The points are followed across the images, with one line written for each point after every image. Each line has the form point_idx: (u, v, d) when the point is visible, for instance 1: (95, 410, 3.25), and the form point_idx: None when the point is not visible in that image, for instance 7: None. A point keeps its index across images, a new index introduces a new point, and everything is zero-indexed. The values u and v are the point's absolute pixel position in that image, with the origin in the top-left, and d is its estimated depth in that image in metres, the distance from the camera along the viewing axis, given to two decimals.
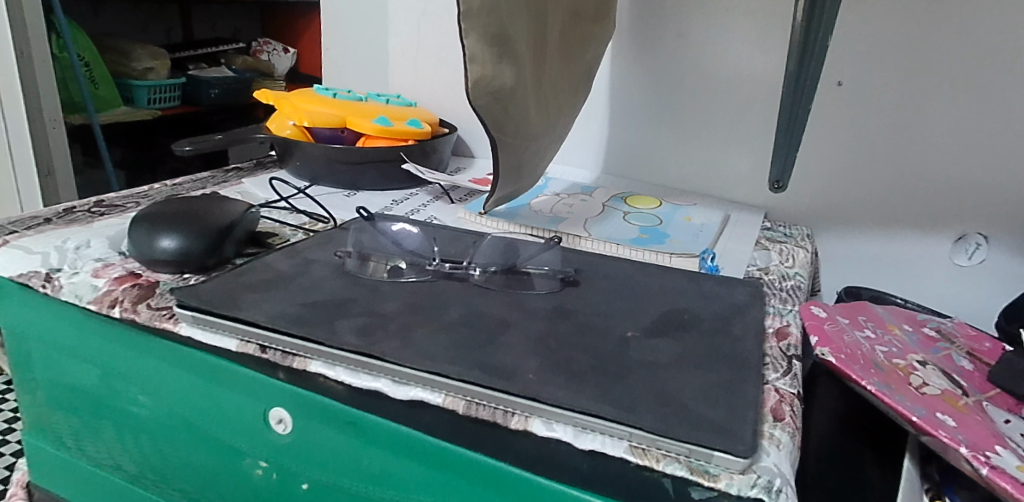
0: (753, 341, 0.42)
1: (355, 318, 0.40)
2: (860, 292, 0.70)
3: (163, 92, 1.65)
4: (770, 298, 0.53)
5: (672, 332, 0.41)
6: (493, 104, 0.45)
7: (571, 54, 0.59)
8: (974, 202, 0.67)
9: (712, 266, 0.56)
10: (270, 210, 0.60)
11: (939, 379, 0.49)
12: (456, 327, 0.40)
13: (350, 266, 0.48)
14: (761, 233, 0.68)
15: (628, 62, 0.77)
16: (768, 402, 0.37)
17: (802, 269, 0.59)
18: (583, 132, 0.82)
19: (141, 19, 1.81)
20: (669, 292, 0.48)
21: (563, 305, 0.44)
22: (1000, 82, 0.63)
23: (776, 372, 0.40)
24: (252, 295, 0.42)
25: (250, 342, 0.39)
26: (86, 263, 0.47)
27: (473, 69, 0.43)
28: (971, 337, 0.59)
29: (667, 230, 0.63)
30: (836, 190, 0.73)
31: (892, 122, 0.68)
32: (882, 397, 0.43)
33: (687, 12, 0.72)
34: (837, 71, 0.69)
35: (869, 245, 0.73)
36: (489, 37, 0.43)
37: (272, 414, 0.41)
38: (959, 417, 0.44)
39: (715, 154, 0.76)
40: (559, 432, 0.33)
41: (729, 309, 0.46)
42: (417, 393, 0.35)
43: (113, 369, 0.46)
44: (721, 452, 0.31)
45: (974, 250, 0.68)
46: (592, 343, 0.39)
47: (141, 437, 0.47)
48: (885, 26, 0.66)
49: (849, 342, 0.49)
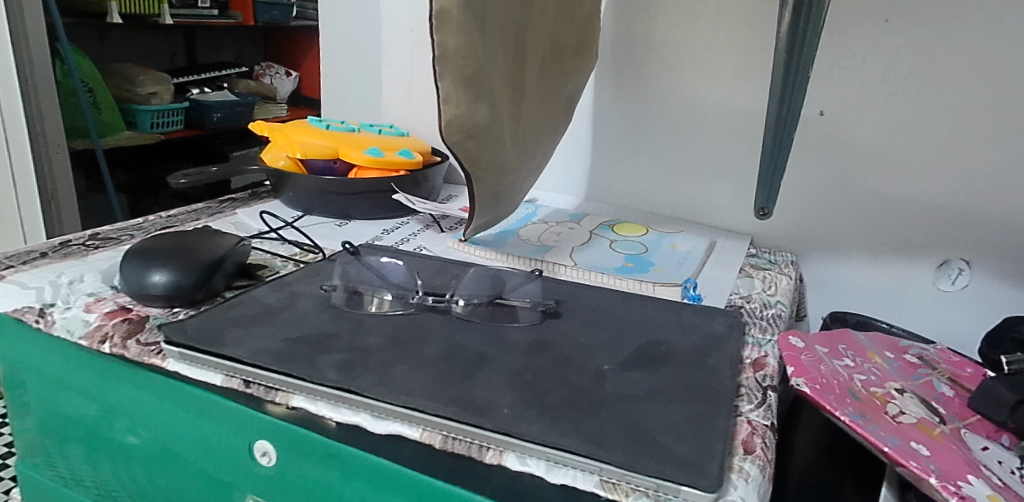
0: (728, 373, 0.42)
1: (336, 353, 0.41)
2: (846, 317, 0.72)
3: (166, 116, 1.67)
4: (750, 327, 0.54)
5: (648, 365, 0.42)
6: (467, 141, 0.47)
7: (550, 88, 0.60)
8: (954, 227, 0.69)
9: (694, 296, 0.57)
10: (261, 241, 0.62)
11: (915, 408, 0.50)
12: (436, 362, 0.41)
13: (335, 299, 0.49)
14: (745, 260, 0.69)
15: (613, 92, 0.79)
16: (740, 434, 0.38)
17: (784, 297, 0.60)
18: (568, 157, 0.83)
19: (146, 45, 1.84)
20: (648, 323, 0.49)
21: (544, 337, 0.45)
22: (975, 112, 0.65)
23: (750, 404, 0.41)
24: (237, 330, 0.43)
25: (234, 377, 0.40)
26: (78, 298, 0.48)
27: (447, 109, 0.44)
28: (953, 364, 0.61)
29: (651, 259, 0.64)
30: (820, 218, 0.74)
31: (873, 151, 0.70)
32: (855, 428, 0.43)
33: (670, 46, 0.74)
34: (818, 101, 0.71)
35: (855, 270, 0.74)
36: (463, 79, 0.44)
37: (257, 446, 0.42)
38: (933, 447, 0.45)
39: (701, 182, 0.78)
40: (532, 467, 0.34)
41: (707, 340, 0.47)
42: (395, 428, 0.37)
43: (105, 401, 0.47)
44: (688, 487, 0.31)
45: (957, 276, 0.69)
46: (568, 376, 0.40)
47: (132, 467, 0.48)
48: (864, 57, 0.68)
49: (827, 371, 0.49)
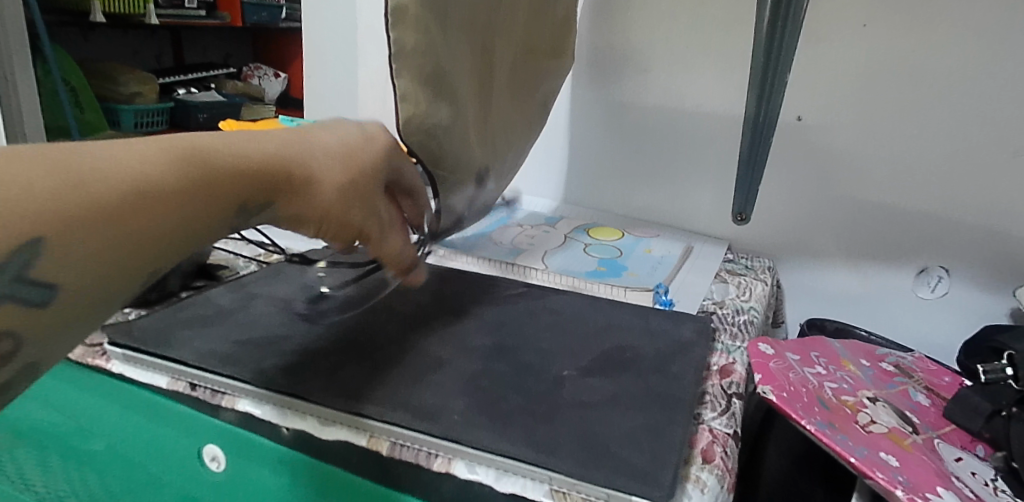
0: (691, 380, 0.41)
1: (285, 356, 0.40)
2: (824, 324, 0.71)
3: (150, 115, 1.64)
4: (720, 333, 0.53)
5: (609, 371, 0.41)
6: (428, 141, 0.45)
7: (521, 90, 0.59)
8: (932, 234, 0.68)
9: (665, 301, 0.56)
10: (225, 241, 0.60)
11: (887, 417, 0.49)
12: (389, 366, 0.39)
13: (292, 301, 0.47)
14: (722, 265, 0.69)
15: (591, 96, 0.78)
16: (699, 442, 0.37)
17: (757, 303, 0.59)
18: (546, 160, 0.82)
19: (131, 44, 1.82)
20: (614, 327, 0.47)
21: (504, 341, 0.44)
22: (954, 118, 0.64)
23: (714, 412, 0.41)
24: (186, 332, 0.42)
25: (181, 380, 0.40)
26: None
27: (405, 107, 0.43)
28: (929, 372, 0.60)
29: (624, 263, 0.63)
30: (798, 224, 0.74)
31: (852, 157, 0.69)
32: (821, 437, 0.42)
33: (648, 49, 0.73)
34: (796, 106, 0.70)
35: (833, 277, 0.74)
36: (423, 77, 0.43)
37: (206, 451, 0.40)
38: (903, 457, 0.44)
39: (680, 186, 0.77)
40: (481, 475, 0.33)
41: (673, 346, 0.46)
42: (343, 435, 0.36)
43: (52, 404, 0.45)
44: (638, 497, 0.30)
45: (936, 283, 0.69)
46: (525, 381, 0.39)
47: (80, 474, 0.46)
48: (842, 62, 0.67)
49: (796, 379, 0.48)
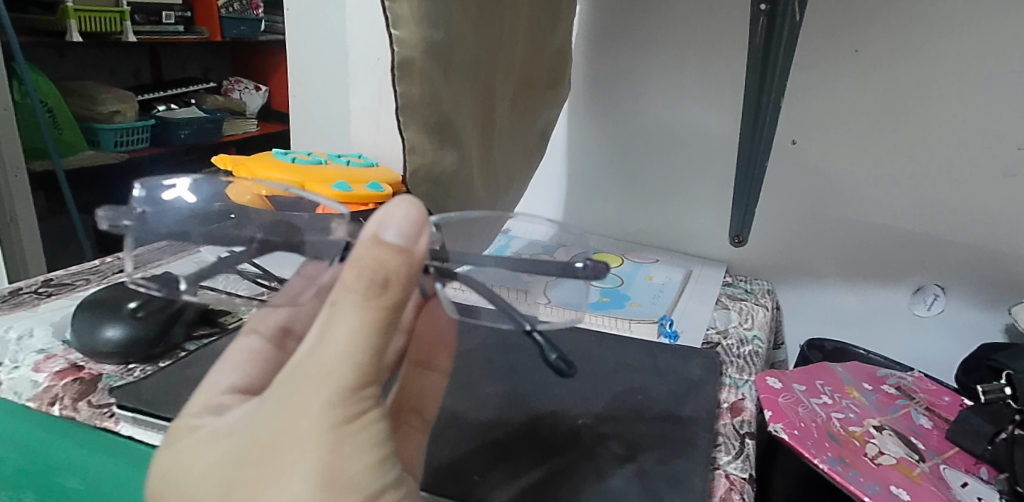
0: (705, 423, 0.41)
1: None
2: (823, 344, 0.72)
3: (129, 134, 1.61)
4: (726, 367, 0.53)
5: (623, 418, 0.41)
6: (433, 189, 0.45)
7: (521, 125, 0.59)
8: (928, 254, 0.69)
9: (670, 332, 0.56)
10: None
11: (895, 447, 0.50)
12: None
13: None
14: (721, 290, 0.69)
15: (586, 122, 0.78)
16: (717, 490, 0.37)
17: (760, 331, 0.60)
18: (542, 185, 0.83)
19: (109, 61, 1.76)
20: (623, 368, 0.48)
21: (516, 388, 0.44)
22: (948, 140, 0.65)
23: (728, 454, 0.41)
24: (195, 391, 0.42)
25: None
26: (26, 355, 0.47)
27: (412, 158, 0.43)
28: (929, 392, 0.61)
29: (627, 292, 0.63)
30: (794, 245, 0.74)
31: (848, 179, 0.70)
32: (835, 476, 0.42)
33: (643, 75, 0.74)
34: (791, 130, 0.70)
35: (829, 297, 0.75)
36: (429, 127, 0.43)
37: None
38: (914, 490, 0.44)
39: (676, 210, 0.77)
40: None
41: (683, 385, 0.46)
42: None
43: None
44: None
45: (932, 301, 0.70)
46: (541, 434, 0.39)
47: None
48: (836, 86, 0.67)
49: (805, 413, 0.48)
